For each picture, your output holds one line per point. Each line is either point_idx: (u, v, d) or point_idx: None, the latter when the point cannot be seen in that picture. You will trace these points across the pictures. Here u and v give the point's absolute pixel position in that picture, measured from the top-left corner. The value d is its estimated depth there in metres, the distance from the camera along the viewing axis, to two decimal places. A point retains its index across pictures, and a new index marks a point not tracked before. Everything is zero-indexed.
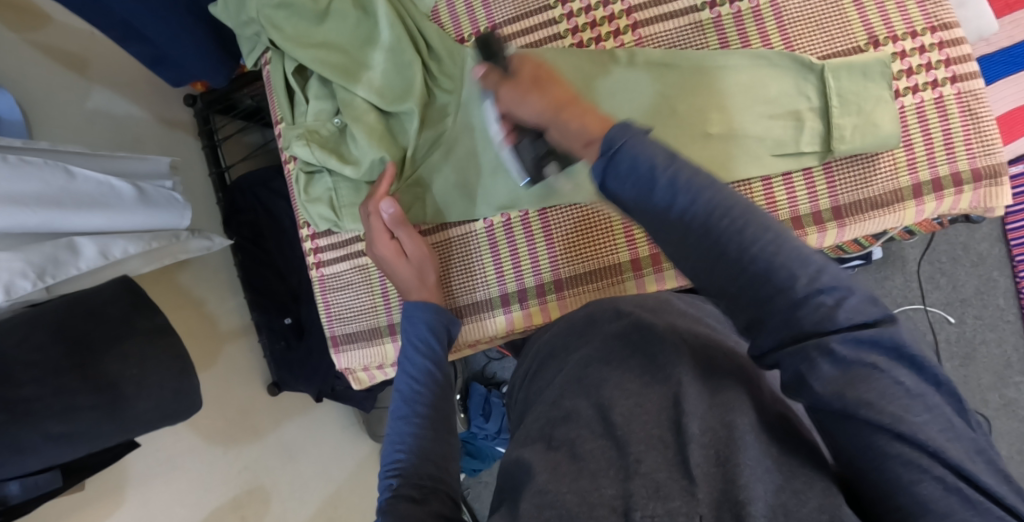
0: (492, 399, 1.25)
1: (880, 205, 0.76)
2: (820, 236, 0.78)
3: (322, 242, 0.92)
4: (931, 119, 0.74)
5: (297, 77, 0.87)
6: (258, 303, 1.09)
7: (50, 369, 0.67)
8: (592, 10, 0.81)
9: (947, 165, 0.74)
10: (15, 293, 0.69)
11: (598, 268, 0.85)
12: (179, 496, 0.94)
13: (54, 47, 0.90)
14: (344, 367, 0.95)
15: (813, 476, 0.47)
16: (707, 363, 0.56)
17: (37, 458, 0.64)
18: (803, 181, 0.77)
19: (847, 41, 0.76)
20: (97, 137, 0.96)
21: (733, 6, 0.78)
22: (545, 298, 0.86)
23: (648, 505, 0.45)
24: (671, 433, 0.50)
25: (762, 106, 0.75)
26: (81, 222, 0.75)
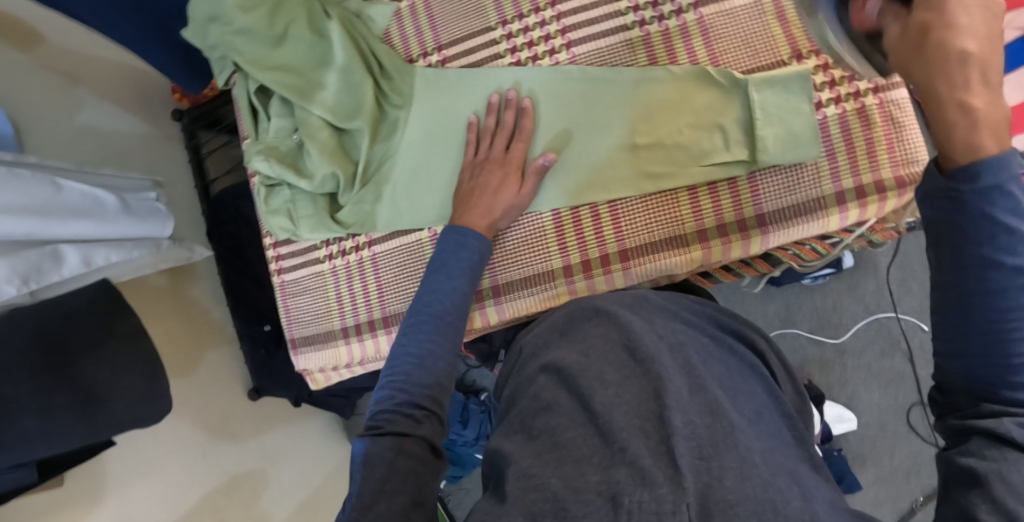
0: (470, 405, 1.24)
1: (804, 214, 0.74)
2: (744, 244, 0.76)
3: (283, 249, 0.94)
4: (854, 130, 0.73)
5: (260, 96, 0.89)
6: (238, 313, 1.09)
7: (28, 368, 0.67)
8: (530, 31, 0.83)
9: (870, 173, 0.73)
10: None
11: (533, 275, 0.83)
12: (158, 496, 0.93)
13: (49, 63, 0.92)
14: (303, 368, 0.96)
15: (789, 477, 0.50)
16: (685, 362, 0.58)
17: (12, 453, 0.64)
18: (729, 191, 0.76)
19: (771, 55, 0.76)
20: (86, 152, 0.96)
21: (662, 25, 0.79)
22: (483, 304, 0.84)
23: (635, 492, 0.46)
24: (655, 423, 0.52)
25: (691, 117, 0.76)
26: (66, 231, 0.75)
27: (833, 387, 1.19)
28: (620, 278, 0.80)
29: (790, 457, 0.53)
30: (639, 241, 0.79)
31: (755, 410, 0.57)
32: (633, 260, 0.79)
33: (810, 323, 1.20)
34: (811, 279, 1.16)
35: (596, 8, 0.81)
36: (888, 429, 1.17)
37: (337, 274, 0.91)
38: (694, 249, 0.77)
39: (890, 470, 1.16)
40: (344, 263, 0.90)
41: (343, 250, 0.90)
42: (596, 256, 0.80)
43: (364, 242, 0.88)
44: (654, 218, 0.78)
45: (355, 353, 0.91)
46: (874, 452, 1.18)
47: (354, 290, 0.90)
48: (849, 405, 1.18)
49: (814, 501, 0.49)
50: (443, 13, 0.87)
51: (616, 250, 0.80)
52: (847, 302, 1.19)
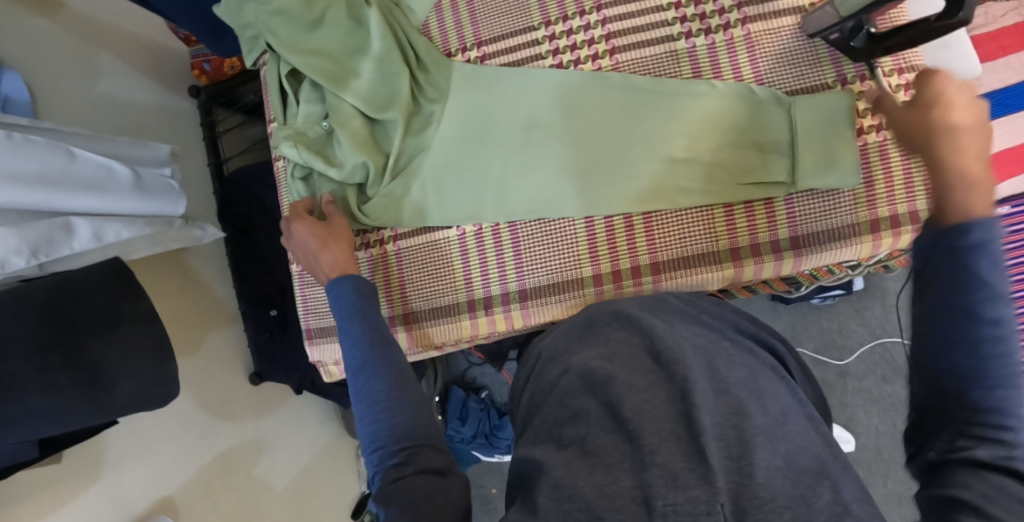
0: (469, 402, 1.25)
1: (838, 239, 0.76)
2: (775, 265, 0.78)
3: None
4: (893, 160, 0.75)
5: (290, 80, 0.87)
6: (243, 295, 1.07)
7: (32, 345, 0.65)
8: (575, 33, 0.82)
9: (906, 203, 0.75)
10: (7, 269, 0.67)
11: (559, 282, 0.82)
12: (153, 477, 0.91)
13: (67, 27, 0.89)
14: (316, 359, 0.94)
15: (819, 476, 0.47)
16: (709, 365, 0.55)
17: (17, 430, 0.62)
18: (764, 211, 0.78)
19: (816, 77, 0.77)
20: (103, 122, 0.94)
21: (709, 38, 0.79)
22: (509, 307, 0.84)
23: (668, 495, 0.45)
24: (682, 425, 0.50)
25: (731, 136, 0.76)
26: (79, 204, 0.73)
27: (834, 407, 1.19)
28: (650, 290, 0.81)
29: (821, 459, 0.49)
30: (672, 256, 0.80)
31: (782, 409, 0.53)
32: (664, 274, 0.80)
33: (816, 343, 1.20)
34: (821, 299, 1.16)
35: (643, 16, 0.81)
36: (883, 453, 1.18)
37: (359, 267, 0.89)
38: (727, 266, 0.79)
39: (884, 492, 1.17)
40: (366, 256, 0.88)
41: (366, 242, 0.88)
42: (628, 267, 0.81)
43: (388, 237, 0.87)
44: (688, 233, 0.79)
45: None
46: (869, 474, 1.18)
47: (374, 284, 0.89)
48: (848, 425, 1.19)
49: (844, 492, 0.46)
50: (485, 9, 0.86)
51: (647, 262, 0.81)
52: (852, 324, 1.19)
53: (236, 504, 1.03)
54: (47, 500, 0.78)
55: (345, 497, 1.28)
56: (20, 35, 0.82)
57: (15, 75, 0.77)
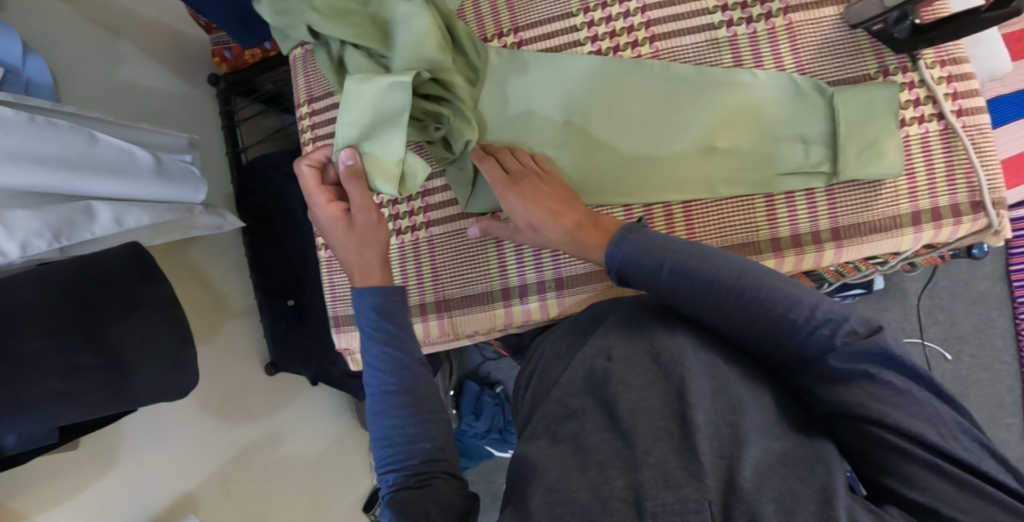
0: (484, 397, 1.26)
1: (879, 230, 0.75)
2: (816, 256, 0.76)
3: None
4: (935, 151, 0.74)
5: None
6: (262, 285, 1.09)
7: (54, 329, 0.65)
8: (613, 21, 0.81)
9: (948, 195, 0.73)
10: (30, 252, 0.67)
11: (595, 270, 0.82)
12: (169, 466, 0.93)
13: (90, 14, 0.91)
14: (343, 347, 0.94)
15: (814, 462, 0.48)
16: (710, 365, 0.55)
17: (33, 415, 0.62)
18: (806, 202, 0.76)
19: (857, 68, 0.76)
20: (122, 108, 0.95)
21: (750, 27, 0.78)
22: (545, 296, 0.84)
23: (659, 495, 0.44)
24: (677, 423, 0.49)
25: (774, 127, 0.76)
26: (98, 188, 0.74)
27: None
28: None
29: (816, 450, 0.50)
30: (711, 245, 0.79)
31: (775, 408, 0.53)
32: None
33: None
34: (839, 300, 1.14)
35: (683, 3, 0.80)
36: None
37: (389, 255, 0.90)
38: (768, 257, 0.77)
39: None
40: (398, 242, 0.89)
41: (397, 230, 0.89)
42: None
43: (421, 223, 0.88)
44: (729, 222, 0.78)
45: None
46: None
47: (405, 270, 0.89)
48: None
49: (835, 482, 0.46)
50: None
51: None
52: None
53: (250, 487, 1.06)
54: (59, 485, 0.79)
55: (356, 490, 1.30)
56: (43, 26, 0.85)
57: (39, 59, 0.78)
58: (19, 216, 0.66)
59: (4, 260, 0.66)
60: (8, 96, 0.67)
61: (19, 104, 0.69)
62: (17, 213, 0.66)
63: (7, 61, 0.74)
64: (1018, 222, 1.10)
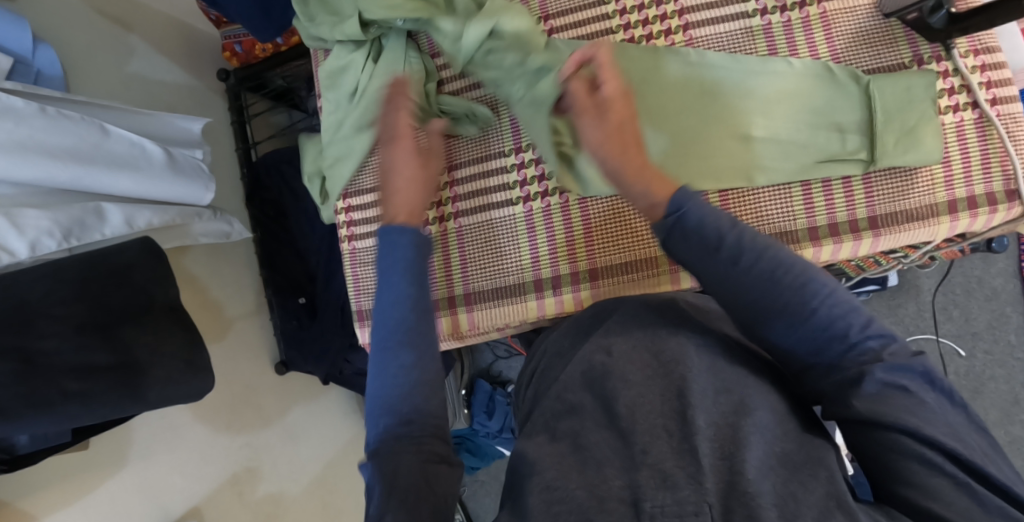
0: (497, 396, 1.25)
1: (916, 219, 0.73)
2: (854, 245, 0.75)
3: (357, 215, 0.90)
4: (970, 140, 0.72)
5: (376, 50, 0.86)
6: (273, 281, 1.10)
7: (73, 324, 0.67)
8: (646, 9, 0.80)
9: (983, 184, 0.72)
10: (40, 251, 0.68)
11: (632, 260, 0.80)
12: (179, 466, 0.93)
13: (102, 8, 0.92)
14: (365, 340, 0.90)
15: (818, 465, 0.47)
16: (712, 363, 0.54)
17: (50, 415, 0.62)
18: (842, 190, 0.75)
19: (892, 56, 0.74)
20: (131, 99, 0.96)
21: (784, 16, 0.77)
22: (578, 287, 0.81)
23: (657, 497, 0.45)
24: (677, 422, 0.50)
25: (808, 115, 0.74)
26: (109, 184, 0.74)
27: None
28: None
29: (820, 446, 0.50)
30: None
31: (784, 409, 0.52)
32: None
33: None
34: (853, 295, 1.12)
35: None
36: None
37: None
38: (806, 247, 0.75)
39: None
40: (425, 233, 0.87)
41: None
42: None
43: (448, 214, 0.85)
44: (766, 210, 0.76)
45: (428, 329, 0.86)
46: None
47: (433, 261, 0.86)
48: None
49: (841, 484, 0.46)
50: None
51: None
52: (885, 322, 1.15)
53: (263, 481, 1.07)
54: (71, 489, 0.80)
55: None
56: (53, 15, 0.84)
57: (50, 50, 0.79)
58: (29, 214, 0.66)
59: (15, 260, 0.66)
60: (19, 86, 0.68)
61: (29, 94, 0.70)
62: (27, 211, 0.66)
63: (19, 52, 0.74)
64: None
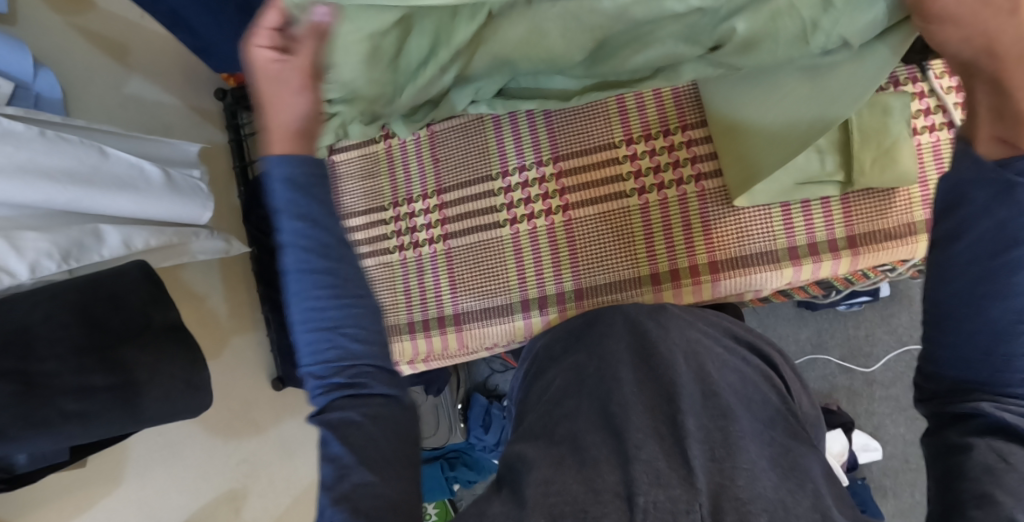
0: (492, 410, 1.24)
1: (894, 238, 0.73)
2: (833, 263, 0.74)
3: (350, 236, 0.92)
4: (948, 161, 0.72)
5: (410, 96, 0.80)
6: (270, 298, 1.09)
7: (73, 346, 0.67)
8: None
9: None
10: (40, 273, 0.68)
11: (617, 280, 0.79)
12: (176, 481, 0.93)
13: (97, 32, 0.93)
14: None
15: (804, 477, 0.49)
16: (700, 368, 0.57)
17: (54, 434, 0.63)
18: (821, 210, 0.74)
19: None
20: (130, 121, 0.97)
21: None
22: (564, 307, 0.80)
23: (649, 492, 0.44)
24: (668, 425, 0.50)
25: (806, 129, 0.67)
26: (107, 207, 0.75)
27: (860, 416, 1.16)
28: (708, 290, 0.77)
29: (805, 455, 0.52)
30: (730, 254, 0.76)
31: (770, 415, 0.55)
32: (724, 273, 0.76)
33: (842, 351, 1.17)
34: (846, 306, 1.13)
35: None
36: (911, 463, 1.13)
37: (408, 266, 0.88)
38: (785, 266, 0.75)
39: (912, 504, 1.12)
40: (415, 255, 0.87)
41: (415, 242, 0.87)
42: (686, 266, 0.77)
43: (438, 235, 0.86)
44: (746, 230, 0.75)
45: (420, 348, 0.88)
46: (896, 483, 1.14)
47: (424, 283, 0.87)
48: (875, 434, 1.15)
49: (825, 495, 0.48)
50: None
51: (705, 261, 0.77)
52: (879, 332, 1.16)
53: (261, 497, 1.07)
54: (68, 504, 0.80)
55: None
56: (51, 41, 0.86)
57: (49, 74, 0.80)
58: (28, 236, 0.67)
59: (15, 282, 0.67)
60: (19, 111, 0.69)
61: (29, 119, 0.71)
62: (26, 234, 0.67)
63: (20, 76, 0.75)
64: None
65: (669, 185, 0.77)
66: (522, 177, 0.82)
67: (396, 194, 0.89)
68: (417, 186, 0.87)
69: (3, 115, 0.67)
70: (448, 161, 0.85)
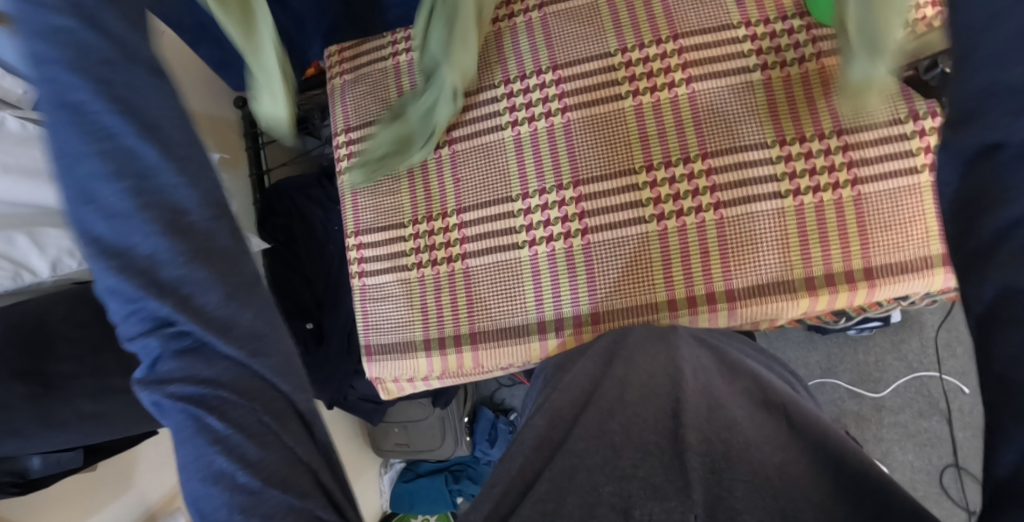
0: (499, 424, 1.26)
1: (910, 270, 0.73)
2: (849, 295, 0.74)
3: (367, 251, 0.92)
4: None
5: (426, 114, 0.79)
6: (280, 305, 1.11)
7: (90, 346, 0.66)
8: (650, 61, 0.81)
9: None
10: (60, 271, 0.68)
11: (632, 305, 0.79)
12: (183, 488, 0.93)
13: None
14: (374, 375, 0.93)
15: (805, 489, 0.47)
16: (710, 384, 0.57)
17: (67, 434, 0.63)
18: (835, 219, 0.74)
19: (889, 112, 0.75)
20: None
21: (784, 71, 0.78)
22: (580, 331, 0.81)
23: (646, 505, 0.48)
24: (669, 440, 0.52)
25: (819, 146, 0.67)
26: None
27: (868, 442, 1.15)
28: (724, 318, 0.77)
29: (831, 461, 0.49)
30: (747, 283, 0.76)
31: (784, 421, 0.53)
32: (740, 301, 0.76)
33: (851, 376, 1.17)
34: (857, 331, 1.13)
35: (714, 33, 0.80)
36: (918, 490, 1.12)
37: (425, 283, 0.88)
38: (802, 296, 0.75)
39: None
40: (433, 273, 0.88)
41: (433, 259, 0.88)
42: (702, 293, 0.77)
43: (456, 254, 0.86)
44: (763, 259, 0.76)
45: (434, 366, 0.87)
46: None
47: (441, 302, 0.87)
48: (883, 461, 1.14)
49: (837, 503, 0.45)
50: (561, 35, 0.85)
51: (722, 289, 0.77)
52: (889, 359, 1.16)
53: None
54: (77, 507, 0.79)
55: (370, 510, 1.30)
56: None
57: None
58: (49, 233, 0.67)
59: (37, 280, 0.67)
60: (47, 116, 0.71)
61: None
62: (48, 231, 0.67)
63: None
64: None
65: (687, 213, 0.78)
66: (541, 200, 0.83)
67: (415, 212, 0.89)
68: (436, 204, 0.88)
69: (31, 120, 0.69)
70: (471, 181, 0.87)
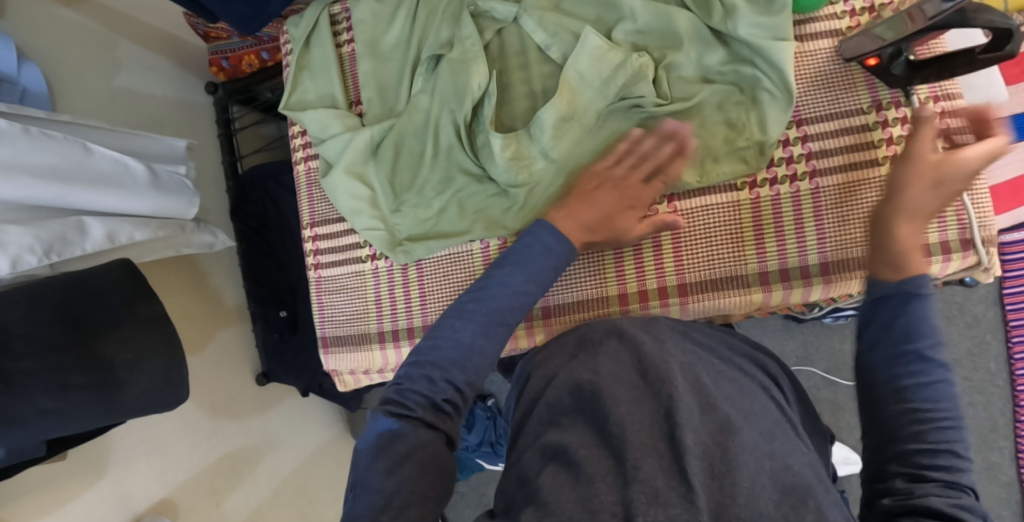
0: (476, 410, 1.24)
1: (867, 266, 0.73)
2: (803, 290, 0.75)
3: (322, 243, 0.90)
4: None
5: (365, 152, 0.82)
6: (255, 295, 1.08)
7: (49, 344, 0.64)
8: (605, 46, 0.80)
9: (938, 232, 0.72)
10: (20, 268, 0.66)
11: (585, 299, 0.80)
12: (157, 476, 0.91)
13: (90, 22, 0.91)
14: (332, 368, 0.92)
15: (805, 496, 0.47)
16: (697, 381, 0.56)
17: (26, 432, 0.61)
18: (791, 207, 0.74)
19: (851, 101, 0.74)
20: (120, 114, 0.95)
21: None
22: (531, 324, 0.82)
23: (648, 511, 0.44)
24: (665, 442, 0.50)
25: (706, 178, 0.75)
26: (92, 201, 0.72)
27: (843, 430, 1.16)
28: (676, 312, 0.78)
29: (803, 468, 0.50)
30: (698, 276, 0.77)
31: (770, 428, 0.53)
32: (691, 296, 0.77)
33: (828, 364, 1.18)
34: (833, 320, 1.13)
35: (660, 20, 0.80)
36: None
37: (379, 277, 0.87)
38: (755, 290, 0.75)
39: None
40: (387, 264, 0.87)
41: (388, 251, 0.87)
42: (653, 287, 0.78)
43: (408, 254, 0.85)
44: (716, 255, 0.76)
45: (390, 358, 0.88)
46: None
47: (394, 296, 0.87)
48: (857, 448, 1.16)
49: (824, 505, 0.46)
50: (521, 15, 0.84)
51: (674, 282, 0.77)
52: None
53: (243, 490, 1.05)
54: (45, 498, 0.77)
55: None
56: (36, 26, 0.83)
57: (35, 69, 0.78)
58: (10, 231, 0.64)
59: None
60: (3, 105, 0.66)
61: (13, 114, 0.69)
62: (9, 228, 0.64)
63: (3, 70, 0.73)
64: (1011, 246, 1.08)
65: None
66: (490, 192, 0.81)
67: None
68: None
69: None
70: None
